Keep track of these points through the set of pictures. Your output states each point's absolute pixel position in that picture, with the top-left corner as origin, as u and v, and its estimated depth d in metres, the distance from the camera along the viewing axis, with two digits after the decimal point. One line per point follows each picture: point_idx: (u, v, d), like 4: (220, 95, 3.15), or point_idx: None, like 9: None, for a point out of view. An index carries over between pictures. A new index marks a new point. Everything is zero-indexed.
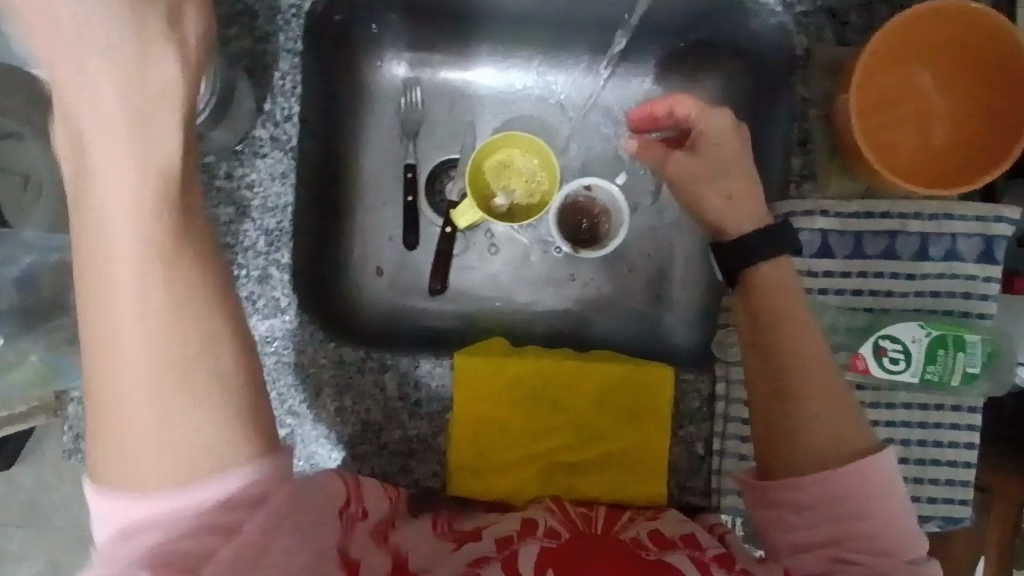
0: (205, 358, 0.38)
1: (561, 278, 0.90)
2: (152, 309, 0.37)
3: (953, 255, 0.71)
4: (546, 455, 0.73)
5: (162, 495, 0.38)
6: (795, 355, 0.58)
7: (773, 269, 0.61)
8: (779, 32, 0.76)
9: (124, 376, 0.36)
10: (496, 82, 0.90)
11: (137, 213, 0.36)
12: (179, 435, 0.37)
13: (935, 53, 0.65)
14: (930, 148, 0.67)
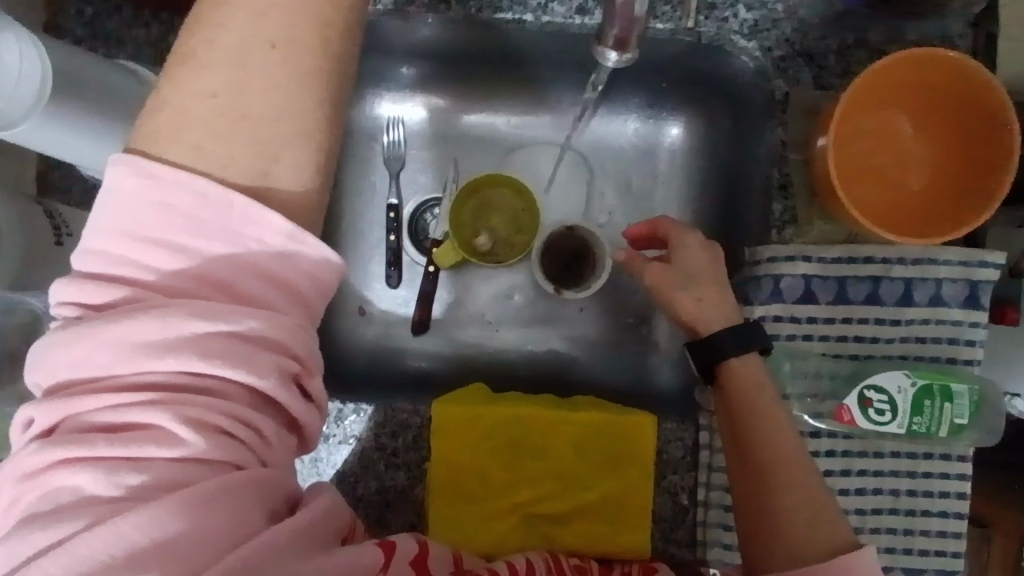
0: (300, 156, 0.42)
1: (545, 318, 0.90)
2: (263, 100, 0.41)
3: (938, 300, 0.70)
4: (526, 505, 0.71)
5: (227, 260, 0.40)
6: (769, 451, 0.60)
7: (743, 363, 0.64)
8: (756, 76, 0.74)
9: (226, 124, 0.41)
10: (479, 121, 0.91)
11: (283, 25, 0.41)
12: (239, 267, 0.40)
13: (908, 98, 0.65)
14: (905, 192, 0.66)
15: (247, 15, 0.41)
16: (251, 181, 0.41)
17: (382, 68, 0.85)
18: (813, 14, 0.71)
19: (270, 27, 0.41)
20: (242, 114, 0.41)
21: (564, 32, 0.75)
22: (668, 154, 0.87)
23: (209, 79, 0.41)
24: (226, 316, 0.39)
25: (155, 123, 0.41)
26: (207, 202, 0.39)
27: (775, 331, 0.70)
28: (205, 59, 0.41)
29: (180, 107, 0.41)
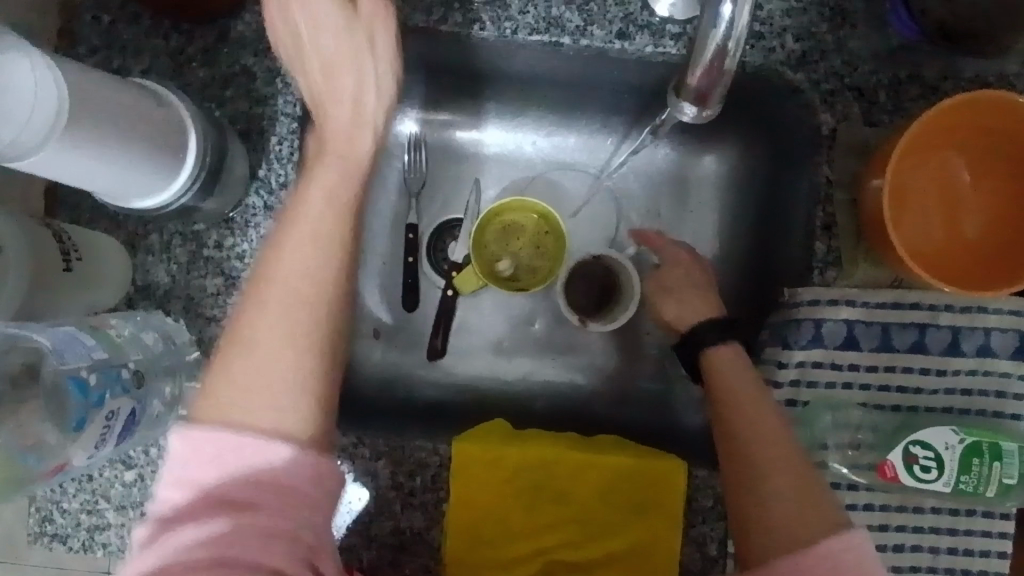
0: (305, 406, 0.51)
1: (567, 348, 0.86)
2: (273, 372, 0.51)
3: (986, 350, 0.67)
4: (548, 552, 0.67)
5: (246, 483, 0.49)
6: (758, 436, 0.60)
7: (726, 353, 0.66)
8: (803, 109, 0.70)
9: (247, 389, 0.51)
10: (505, 142, 0.88)
11: (289, 299, 0.52)
12: (264, 496, 0.48)
13: (970, 143, 0.62)
14: (960, 240, 0.63)
15: (269, 306, 0.52)
16: (273, 427, 0.50)
17: (407, 85, 0.82)
18: (865, 47, 0.69)
19: (281, 304, 0.52)
20: (271, 377, 0.51)
21: (603, 55, 0.72)
22: (701, 183, 0.84)
23: (232, 386, 0.51)
24: (243, 514, 0.48)
25: (205, 403, 0.51)
26: (232, 436, 0.49)
27: (814, 377, 0.67)
28: (236, 345, 0.52)
29: (214, 390, 0.51)
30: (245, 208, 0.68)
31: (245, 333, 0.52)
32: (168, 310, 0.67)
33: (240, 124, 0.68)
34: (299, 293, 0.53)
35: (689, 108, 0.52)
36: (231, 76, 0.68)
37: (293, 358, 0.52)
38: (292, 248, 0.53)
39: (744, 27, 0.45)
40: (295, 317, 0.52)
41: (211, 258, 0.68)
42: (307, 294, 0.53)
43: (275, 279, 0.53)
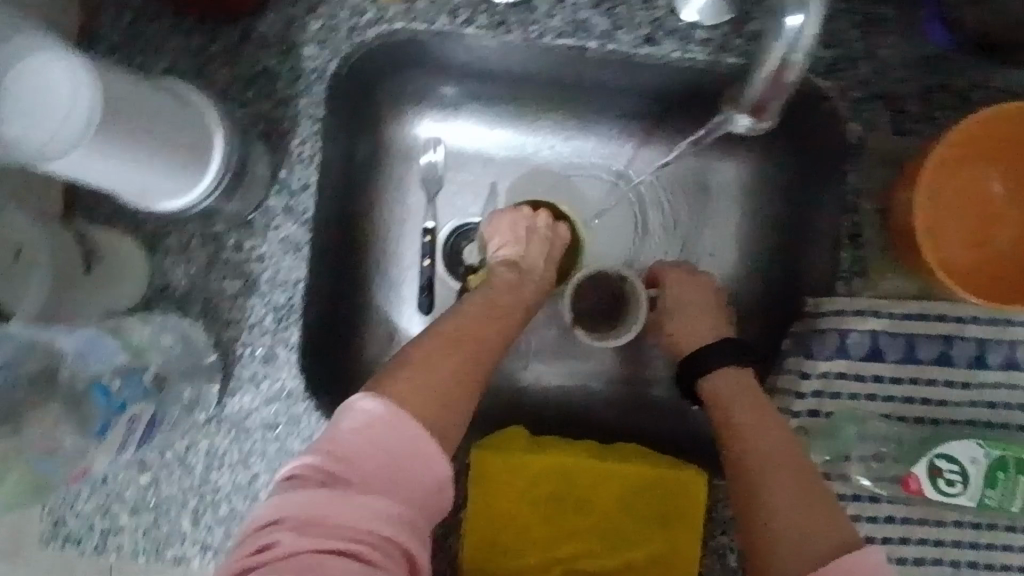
0: (463, 398, 0.57)
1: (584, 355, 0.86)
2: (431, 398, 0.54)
3: (1013, 364, 0.66)
4: (567, 562, 0.66)
5: (357, 471, 0.49)
6: (766, 447, 0.59)
7: (728, 373, 0.68)
8: (830, 117, 0.70)
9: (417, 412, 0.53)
10: (525, 145, 0.87)
11: (462, 369, 0.58)
12: (414, 455, 0.50)
13: (1004, 154, 0.61)
14: (991, 253, 0.62)
15: (448, 351, 0.59)
16: (439, 424, 0.53)
17: (429, 86, 0.82)
18: (895, 56, 0.68)
19: (439, 379, 0.56)
20: (437, 383, 0.55)
21: (631, 59, 0.71)
22: (724, 191, 0.84)
23: (414, 399, 0.53)
24: (356, 493, 0.48)
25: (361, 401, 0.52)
26: (374, 457, 0.50)
27: (837, 388, 0.66)
28: (419, 369, 0.56)
29: (394, 377, 0.55)
30: (265, 210, 0.67)
31: (437, 370, 0.56)
32: (185, 312, 0.66)
33: (261, 125, 0.67)
34: (454, 370, 0.58)
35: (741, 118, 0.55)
36: (254, 76, 0.67)
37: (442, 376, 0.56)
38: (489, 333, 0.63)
39: (812, 40, 0.46)
40: (450, 395, 0.56)
41: (229, 259, 0.67)
42: (463, 375, 0.58)
43: (438, 339, 0.60)
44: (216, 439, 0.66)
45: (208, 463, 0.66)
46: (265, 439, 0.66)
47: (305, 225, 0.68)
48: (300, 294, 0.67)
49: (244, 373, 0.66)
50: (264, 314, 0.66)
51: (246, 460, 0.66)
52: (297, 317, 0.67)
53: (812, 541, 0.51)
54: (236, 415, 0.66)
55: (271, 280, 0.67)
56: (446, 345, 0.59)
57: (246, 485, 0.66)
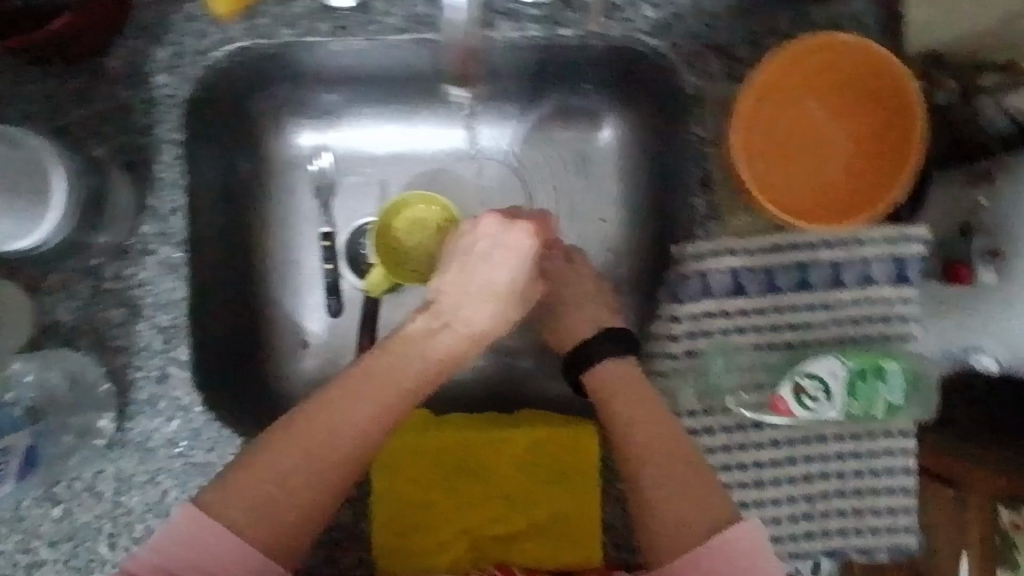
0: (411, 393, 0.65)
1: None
2: (285, 464, 0.57)
3: (868, 280, 0.70)
4: (475, 529, 0.70)
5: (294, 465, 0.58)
6: (655, 438, 0.63)
7: (615, 363, 0.69)
8: (668, 72, 0.74)
9: (243, 493, 0.56)
10: (406, 141, 0.89)
11: (317, 464, 0.58)
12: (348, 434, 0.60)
13: (818, 82, 0.64)
14: (828, 178, 0.65)
15: (321, 438, 0.59)
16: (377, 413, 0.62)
17: (299, 97, 0.84)
18: (718, 7, 0.72)
19: (308, 447, 0.58)
20: (314, 442, 0.59)
21: (475, 45, 0.75)
22: (603, 157, 0.86)
23: (294, 434, 0.58)
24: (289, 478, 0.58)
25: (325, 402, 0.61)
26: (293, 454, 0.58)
27: (707, 327, 0.70)
28: (284, 441, 0.58)
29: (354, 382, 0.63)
30: (140, 236, 0.70)
31: (276, 461, 0.57)
32: (76, 345, 0.68)
33: (125, 156, 0.70)
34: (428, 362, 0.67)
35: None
36: (111, 110, 0.70)
37: (303, 474, 0.58)
38: (372, 391, 0.62)
39: None
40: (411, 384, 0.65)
41: (111, 288, 0.69)
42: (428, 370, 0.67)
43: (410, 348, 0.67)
44: (123, 463, 0.68)
45: (118, 487, 0.68)
46: (170, 456, 0.69)
47: (180, 247, 0.70)
48: (185, 313, 0.70)
49: (141, 397, 0.69)
50: (151, 337, 0.69)
51: (154, 478, 0.69)
52: (185, 335, 0.70)
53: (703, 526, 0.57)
54: (140, 437, 0.69)
55: (155, 303, 0.69)
56: (334, 416, 0.60)
57: (157, 502, 0.69)
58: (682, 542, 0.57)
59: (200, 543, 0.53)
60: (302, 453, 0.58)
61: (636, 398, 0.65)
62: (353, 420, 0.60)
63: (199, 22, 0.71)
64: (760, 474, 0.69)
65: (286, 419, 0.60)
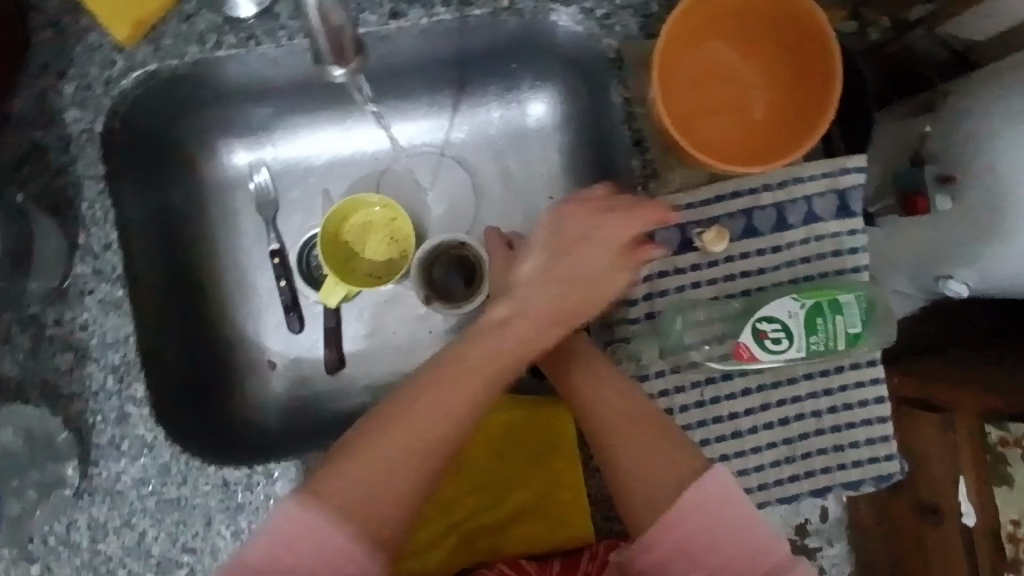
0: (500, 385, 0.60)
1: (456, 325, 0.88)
2: (347, 484, 0.54)
3: (812, 217, 0.70)
4: (463, 522, 0.69)
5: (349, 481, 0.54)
6: (607, 411, 0.61)
7: (580, 339, 0.67)
8: (587, 39, 0.73)
9: (364, 479, 0.54)
10: (344, 146, 0.88)
11: (440, 429, 0.56)
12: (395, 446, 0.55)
13: (731, 29, 0.65)
14: (751, 122, 0.66)
15: (414, 420, 0.56)
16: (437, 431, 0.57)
17: (224, 117, 0.82)
18: None
19: (404, 456, 0.55)
20: (366, 475, 0.54)
21: (391, 37, 0.74)
22: (537, 134, 0.87)
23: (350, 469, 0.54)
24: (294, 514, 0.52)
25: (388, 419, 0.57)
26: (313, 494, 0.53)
27: (663, 287, 0.70)
28: (374, 436, 0.55)
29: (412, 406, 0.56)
30: (75, 279, 0.68)
31: (398, 441, 0.55)
32: (28, 398, 0.67)
33: (47, 199, 0.68)
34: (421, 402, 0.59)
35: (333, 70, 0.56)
36: (26, 154, 0.68)
37: (398, 469, 0.55)
38: (493, 369, 0.60)
39: None
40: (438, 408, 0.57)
41: (53, 336, 0.67)
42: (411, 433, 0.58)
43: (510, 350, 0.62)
44: (94, 510, 0.67)
45: (93, 536, 0.67)
46: (141, 496, 0.67)
47: (120, 283, 0.68)
48: (133, 349, 0.68)
49: (102, 440, 0.67)
50: (104, 377, 0.67)
51: (129, 521, 0.67)
52: (138, 371, 0.68)
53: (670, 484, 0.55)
54: (108, 481, 0.67)
55: (101, 344, 0.68)
56: (400, 422, 0.56)
57: (135, 545, 0.67)
58: (640, 514, 0.56)
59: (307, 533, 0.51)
60: (470, 407, 0.57)
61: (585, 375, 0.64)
62: (427, 404, 0.57)
63: (103, 50, 0.69)
64: (737, 424, 0.69)
65: (355, 438, 0.56)
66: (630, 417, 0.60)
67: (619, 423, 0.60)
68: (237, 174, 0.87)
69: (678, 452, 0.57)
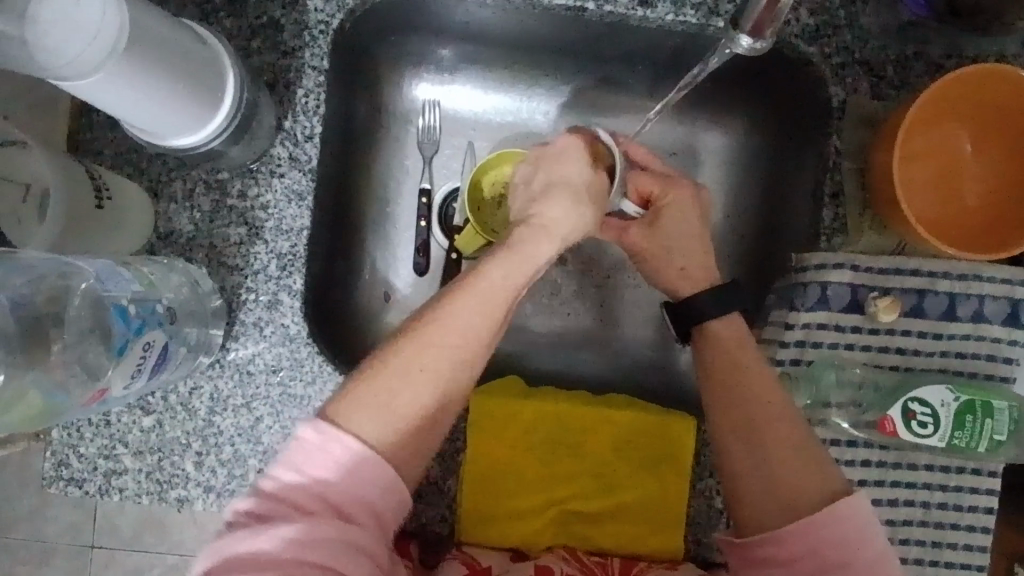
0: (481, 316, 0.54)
1: (577, 325, 0.84)
2: (389, 429, 0.50)
3: (980, 316, 0.70)
4: (563, 502, 0.69)
5: (447, 341, 0.53)
6: (747, 402, 0.59)
7: (725, 321, 0.64)
8: (813, 81, 0.72)
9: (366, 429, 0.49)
10: (507, 109, 0.85)
11: (428, 379, 0.52)
12: (392, 391, 0.51)
13: (976, 117, 0.66)
14: (961, 209, 0.68)
15: (416, 359, 0.52)
16: (421, 388, 0.52)
17: (424, 49, 0.80)
18: (876, 23, 0.70)
19: (419, 399, 0.51)
20: (389, 401, 0.50)
21: (624, 22, 0.73)
22: (710, 159, 0.83)
23: (389, 394, 0.51)
24: (377, 393, 0.51)
25: (363, 389, 0.51)
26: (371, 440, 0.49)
27: (818, 338, 0.70)
28: (393, 368, 0.52)
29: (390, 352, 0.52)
30: (268, 159, 0.69)
31: (391, 383, 0.51)
32: (190, 259, 0.67)
33: (265, 75, 0.69)
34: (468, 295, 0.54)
35: (742, 40, 0.48)
36: (259, 28, 0.69)
37: (406, 410, 0.51)
38: (481, 305, 0.54)
39: None
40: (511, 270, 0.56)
41: (231, 207, 0.68)
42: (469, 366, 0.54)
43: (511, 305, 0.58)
44: (220, 382, 0.68)
45: (211, 407, 0.68)
46: (268, 383, 0.68)
47: (309, 176, 0.69)
48: (304, 242, 0.68)
49: (249, 319, 0.68)
50: (269, 261, 0.68)
51: (249, 404, 0.68)
52: (301, 265, 0.68)
53: (808, 499, 0.53)
54: (241, 359, 0.68)
55: (275, 228, 0.68)
56: (380, 387, 0.51)
57: (249, 428, 0.68)
58: (762, 514, 0.54)
59: (334, 467, 0.48)
60: (427, 374, 0.52)
61: (733, 366, 0.61)
62: (427, 368, 0.52)
63: None
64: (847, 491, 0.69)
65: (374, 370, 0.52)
66: (778, 423, 0.57)
67: (769, 420, 0.58)
68: (405, 103, 0.83)
69: (821, 475, 0.54)
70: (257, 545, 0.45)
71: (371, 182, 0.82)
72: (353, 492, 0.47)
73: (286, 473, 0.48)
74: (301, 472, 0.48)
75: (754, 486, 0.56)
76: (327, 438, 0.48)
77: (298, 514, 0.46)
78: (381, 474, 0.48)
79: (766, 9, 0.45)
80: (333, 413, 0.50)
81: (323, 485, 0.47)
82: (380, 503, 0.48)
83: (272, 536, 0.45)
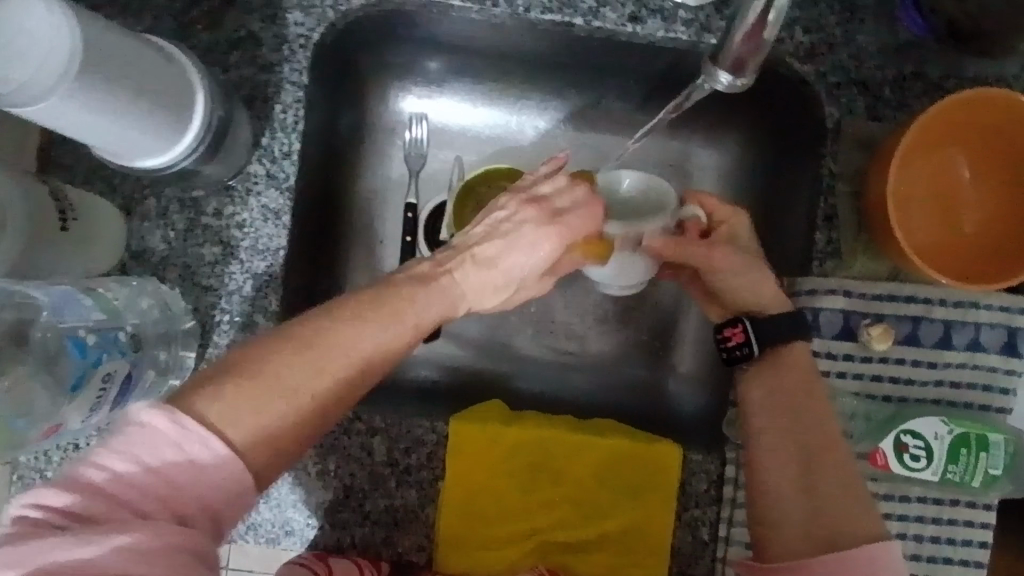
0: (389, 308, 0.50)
1: (565, 347, 0.81)
2: (279, 419, 0.45)
3: (976, 345, 0.68)
4: (544, 531, 0.68)
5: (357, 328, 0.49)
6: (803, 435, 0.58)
7: (792, 349, 0.61)
8: (807, 100, 0.70)
9: (249, 416, 0.44)
10: (495, 123, 0.83)
11: (310, 368, 0.46)
12: (290, 378, 0.46)
13: (973, 140, 0.65)
14: (958, 236, 0.65)
15: (302, 344, 0.47)
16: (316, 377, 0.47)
17: (409, 60, 0.78)
18: (872, 42, 0.68)
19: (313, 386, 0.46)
20: (255, 399, 0.44)
21: (613, 39, 0.71)
22: (701, 176, 0.81)
23: (279, 377, 0.45)
24: (257, 375, 0.45)
25: (248, 376, 0.45)
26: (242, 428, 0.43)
27: None
28: (262, 369, 0.45)
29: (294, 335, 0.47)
30: (245, 176, 0.67)
31: (281, 366, 0.46)
32: (163, 278, 0.65)
33: (243, 90, 0.67)
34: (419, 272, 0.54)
35: (722, 76, 0.45)
36: (237, 41, 0.67)
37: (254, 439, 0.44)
38: (383, 314, 0.50)
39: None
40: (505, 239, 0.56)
41: (207, 225, 0.66)
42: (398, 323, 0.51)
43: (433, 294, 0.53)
44: None
45: None
46: None
47: (286, 194, 0.67)
48: (280, 263, 0.66)
49: (222, 340, 0.65)
50: (244, 281, 0.65)
51: None
52: (277, 285, 0.66)
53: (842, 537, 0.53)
54: None
55: (251, 248, 0.66)
56: (271, 369, 0.45)
57: None
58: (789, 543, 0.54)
59: (176, 460, 0.40)
60: (311, 366, 0.46)
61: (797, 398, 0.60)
62: (282, 401, 0.45)
63: None
64: None
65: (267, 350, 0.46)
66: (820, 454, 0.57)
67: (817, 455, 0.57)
68: (390, 115, 0.81)
69: (858, 518, 0.54)
70: (62, 551, 0.37)
71: (353, 196, 0.80)
72: (197, 496, 0.40)
73: (116, 460, 0.40)
74: (141, 463, 0.40)
75: (786, 512, 0.55)
76: (174, 429, 0.41)
77: (131, 521, 0.39)
78: (231, 469, 0.42)
79: (749, 43, 0.43)
80: (186, 398, 0.43)
81: (163, 486, 0.40)
82: (219, 503, 0.41)
83: (90, 544, 0.37)
